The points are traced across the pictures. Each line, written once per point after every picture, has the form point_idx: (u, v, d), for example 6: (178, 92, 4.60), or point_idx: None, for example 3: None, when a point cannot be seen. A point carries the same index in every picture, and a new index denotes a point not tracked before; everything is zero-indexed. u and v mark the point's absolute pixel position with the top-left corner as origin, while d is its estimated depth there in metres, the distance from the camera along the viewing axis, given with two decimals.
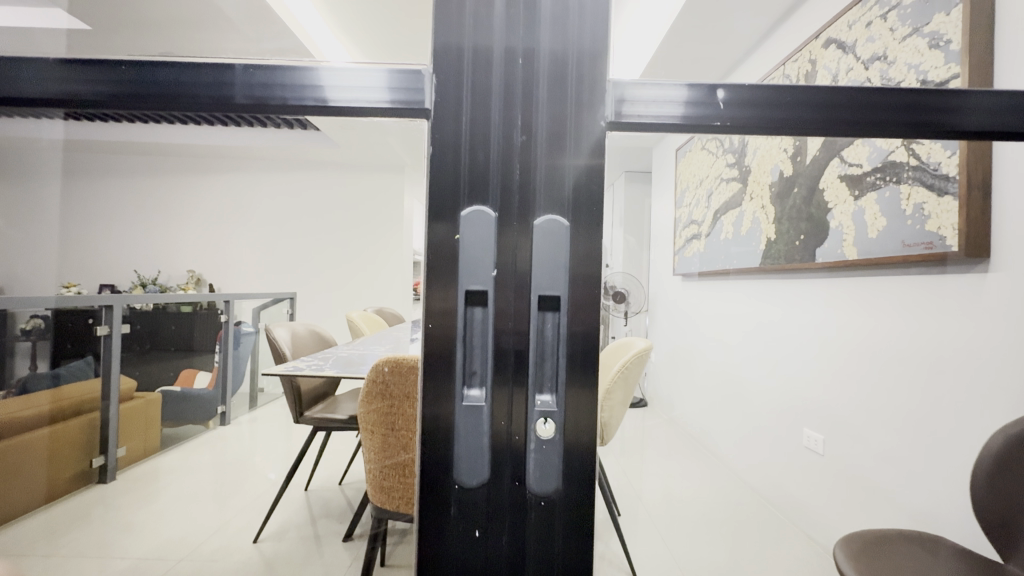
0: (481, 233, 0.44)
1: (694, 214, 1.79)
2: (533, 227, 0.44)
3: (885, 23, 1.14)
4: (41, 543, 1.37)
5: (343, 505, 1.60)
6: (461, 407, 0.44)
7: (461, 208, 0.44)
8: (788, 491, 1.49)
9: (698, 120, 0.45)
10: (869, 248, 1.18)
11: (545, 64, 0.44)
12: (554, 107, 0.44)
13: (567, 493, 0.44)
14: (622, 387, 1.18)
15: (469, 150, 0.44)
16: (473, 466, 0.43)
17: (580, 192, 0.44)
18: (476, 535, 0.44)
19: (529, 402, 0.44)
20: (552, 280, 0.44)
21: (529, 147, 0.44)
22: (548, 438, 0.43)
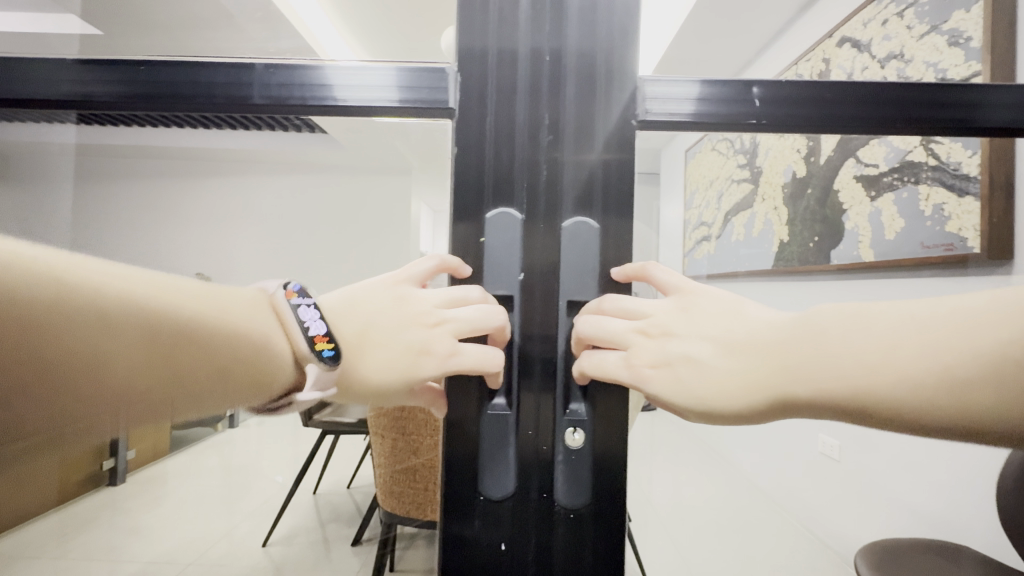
0: (506, 236, 0.43)
1: (704, 216, 1.86)
2: (559, 229, 0.43)
3: (900, 21, 1.09)
4: (52, 546, 1.39)
5: (352, 509, 1.58)
6: (487, 415, 0.43)
7: (484, 207, 0.43)
8: (803, 498, 1.47)
9: (717, 116, 0.43)
10: (885, 251, 1.16)
11: (572, 64, 0.43)
12: (579, 106, 0.43)
13: (598, 506, 0.43)
14: None
15: (494, 150, 0.43)
16: (499, 477, 0.43)
17: (609, 187, 0.44)
18: (502, 548, 0.43)
19: (558, 411, 0.43)
20: (581, 286, 0.43)
21: (556, 148, 0.43)
22: (577, 448, 0.43)
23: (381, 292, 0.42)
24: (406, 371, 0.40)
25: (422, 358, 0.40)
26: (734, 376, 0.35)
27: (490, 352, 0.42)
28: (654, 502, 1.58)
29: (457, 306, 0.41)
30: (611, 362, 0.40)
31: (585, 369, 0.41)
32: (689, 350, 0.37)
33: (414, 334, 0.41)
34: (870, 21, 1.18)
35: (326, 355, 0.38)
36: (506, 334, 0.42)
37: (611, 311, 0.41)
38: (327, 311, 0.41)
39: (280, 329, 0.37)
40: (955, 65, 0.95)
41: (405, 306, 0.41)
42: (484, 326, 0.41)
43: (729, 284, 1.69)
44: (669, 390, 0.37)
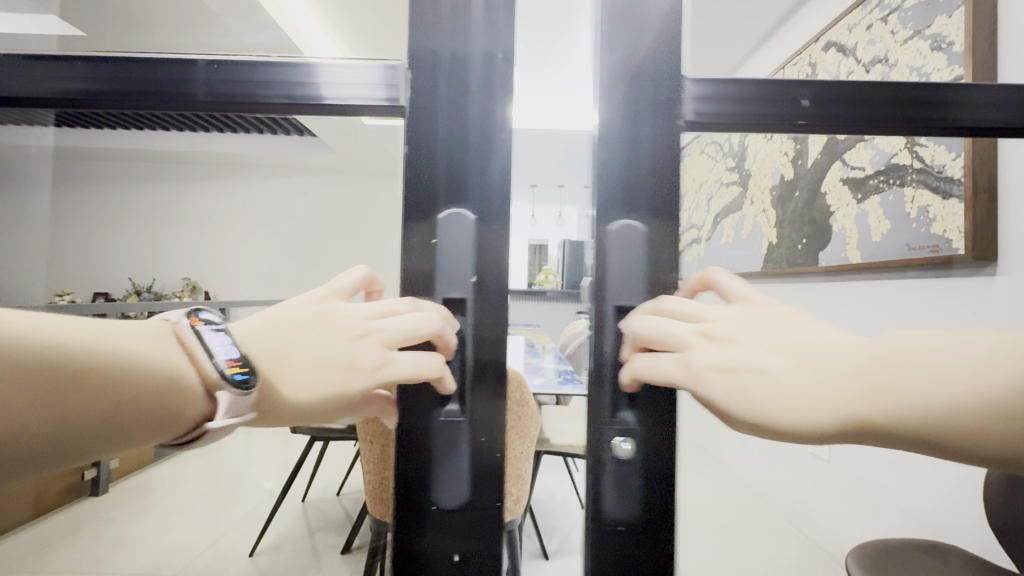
0: (459, 238, 0.42)
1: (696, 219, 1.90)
2: (504, 233, 0.43)
3: (885, 26, 1.10)
4: (32, 558, 1.35)
5: (341, 515, 1.56)
6: (440, 421, 0.42)
7: (438, 206, 0.42)
8: (792, 498, 1.48)
9: (689, 120, 0.44)
10: (871, 253, 1.18)
11: (620, 79, 0.44)
12: (625, 124, 0.43)
13: (645, 516, 0.42)
14: None
15: (444, 149, 0.43)
16: (453, 486, 0.42)
17: (655, 189, 0.44)
18: (456, 558, 0.42)
19: (605, 418, 0.42)
20: (627, 290, 0.42)
21: (501, 149, 0.43)
22: (627, 458, 0.42)
23: (302, 308, 0.38)
24: (333, 388, 0.37)
25: (351, 373, 0.37)
26: (794, 385, 0.34)
27: (427, 358, 0.40)
28: None
29: (386, 316, 0.39)
30: (665, 366, 0.39)
31: (635, 372, 0.41)
32: (755, 361, 0.35)
33: (340, 348, 0.37)
34: (855, 27, 1.19)
35: (238, 379, 0.34)
36: (447, 338, 0.41)
37: (670, 311, 0.40)
38: (242, 338, 0.37)
39: (187, 358, 0.34)
40: (938, 69, 0.97)
41: (330, 320, 0.37)
42: (416, 333, 0.39)
43: None
44: (730, 400, 0.36)
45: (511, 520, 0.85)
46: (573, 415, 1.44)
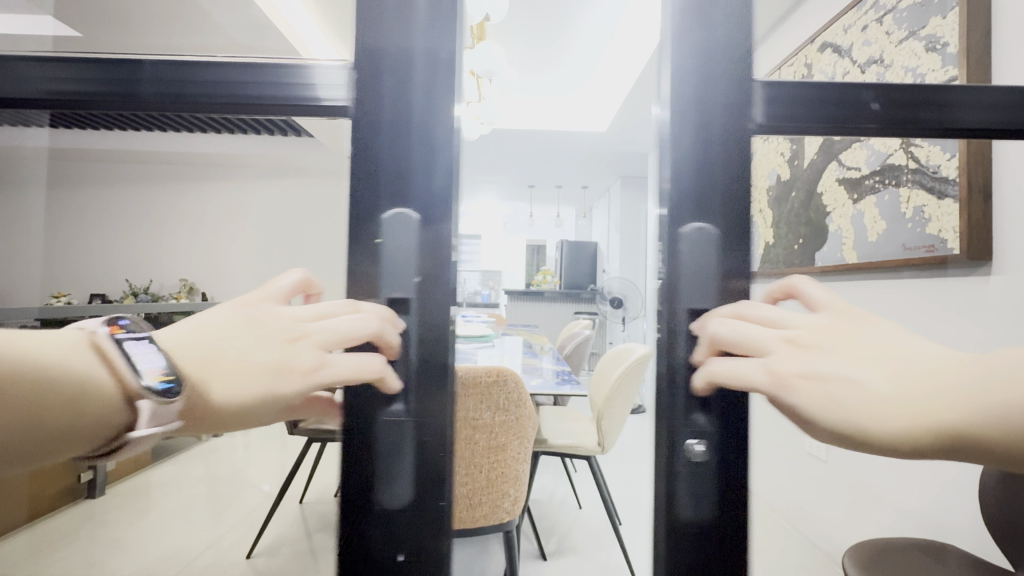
0: (403, 241, 0.36)
1: None
2: (449, 239, 0.36)
3: (880, 27, 1.11)
4: (26, 561, 1.34)
5: None
6: (382, 421, 0.35)
7: (380, 208, 0.36)
8: None
9: (735, 121, 0.35)
10: (868, 254, 1.16)
11: (701, 59, 0.35)
12: (699, 112, 0.35)
13: (719, 514, 0.35)
14: (621, 398, 1.14)
15: (386, 151, 0.37)
16: (396, 489, 0.35)
17: (726, 190, 0.36)
18: (401, 561, 0.35)
19: (678, 415, 0.34)
20: (701, 292, 0.35)
21: (443, 148, 0.37)
22: (700, 463, 0.34)
23: (226, 315, 0.29)
24: (266, 394, 0.29)
25: (285, 379, 0.30)
26: (894, 400, 0.29)
27: (366, 358, 0.33)
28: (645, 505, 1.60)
29: (327, 314, 0.32)
30: (749, 372, 0.32)
31: (713, 375, 0.34)
32: (846, 370, 0.29)
33: (272, 354, 0.29)
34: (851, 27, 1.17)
35: (164, 389, 0.26)
36: (389, 339, 0.35)
37: (754, 315, 0.33)
38: (167, 345, 0.28)
39: (105, 363, 0.25)
40: (933, 70, 0.97)
41: (261, 325, 0.29)
42: (353, 334, 0.33)
43: None
44: (815, 410, 0.30)
45: (511, 521, 0.85)
46: (572, 416, 1.43)
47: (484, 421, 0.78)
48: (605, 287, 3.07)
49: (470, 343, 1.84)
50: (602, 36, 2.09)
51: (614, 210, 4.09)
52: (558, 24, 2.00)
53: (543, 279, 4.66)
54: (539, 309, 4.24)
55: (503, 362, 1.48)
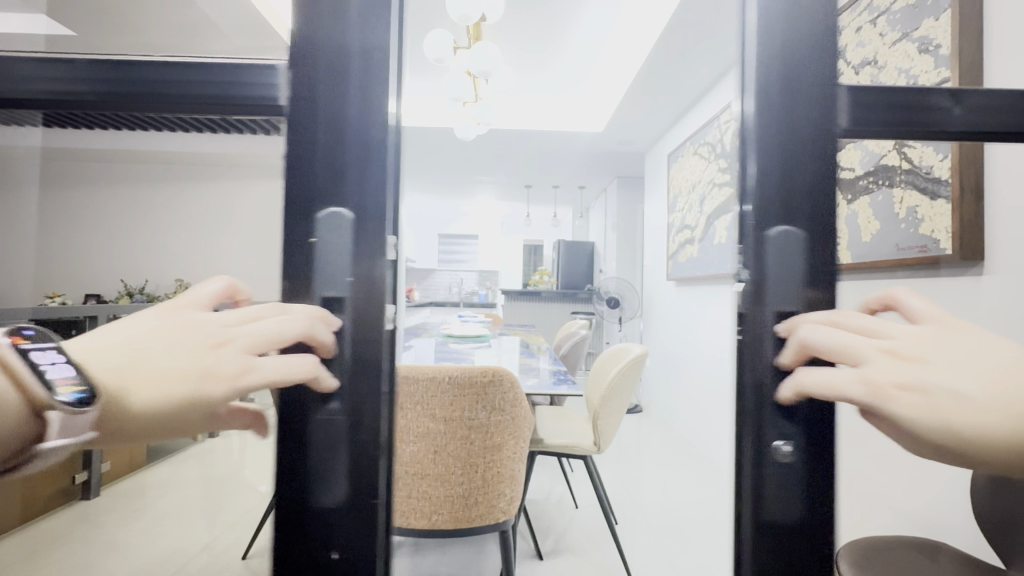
0: (338, 241, 0.33)
1: (689, 222, 2.21)
2: (384, 241, 0.34)
3: (873, 29, 1.11)
4: (19, 564, 1.33)
5: None
6: (318, 419, 0.33)
7: (314, 207, 0.34)
8: None
9: (824, 124, 0.34)
10: (862, 254, 1.18)
11: (790, 44, 0.34)
12: (786, 110, 0.34)
13: (810, 524, 0.33)
14: (617, 396, 1.14)
15: (321, 149, 0.34)
16: (329, 485, 0.33)
17: (814, 196, 0.34)
18: (332, 563, 0.33)
19: (765, 417, 0.33)
20: (785, 293, 0.33)
21: (378, 147, 0.34)
22: (785, 466, 0.33)
23: (141, 318, 0.27)
24: (185, 402, 0.26)
25: (204, 384, 0.27)
26: (1004, 413, 0.27)
27: (296, 360, 0.30)
28: (642, 506, 1.60)
29: (254, 315, 0.30)
30: (846, 386, 0.29)
31: (802, 385, 0.31)
32: (947, 383, 0.27)
33: (185, 358, 0.27)
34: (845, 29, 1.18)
35: (76, 399, 0.23)
36: (320, 339, 0.32)
37: (851, 326, 0.30)
38: (77, 355, 0.25)
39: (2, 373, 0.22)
40: (926, 71, 0.97)
41: (187, 328, 0.27)
42: (279, 335, 0.29)
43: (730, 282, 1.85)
44: (921, 424, 0.27)
45: (506, 521, 0.85)
46: (567, 416, 1.43)
47: (480, 421, 0.78)
48: (602, 286, 3.07)
49: (467, 343, 1.83)
50: (598, 35, 2.09)
51: (610, 209, 4.10)
52: (555, 23, 2.00)
53: (540, 278, 4.68)
54: (536, 308, 4.25)
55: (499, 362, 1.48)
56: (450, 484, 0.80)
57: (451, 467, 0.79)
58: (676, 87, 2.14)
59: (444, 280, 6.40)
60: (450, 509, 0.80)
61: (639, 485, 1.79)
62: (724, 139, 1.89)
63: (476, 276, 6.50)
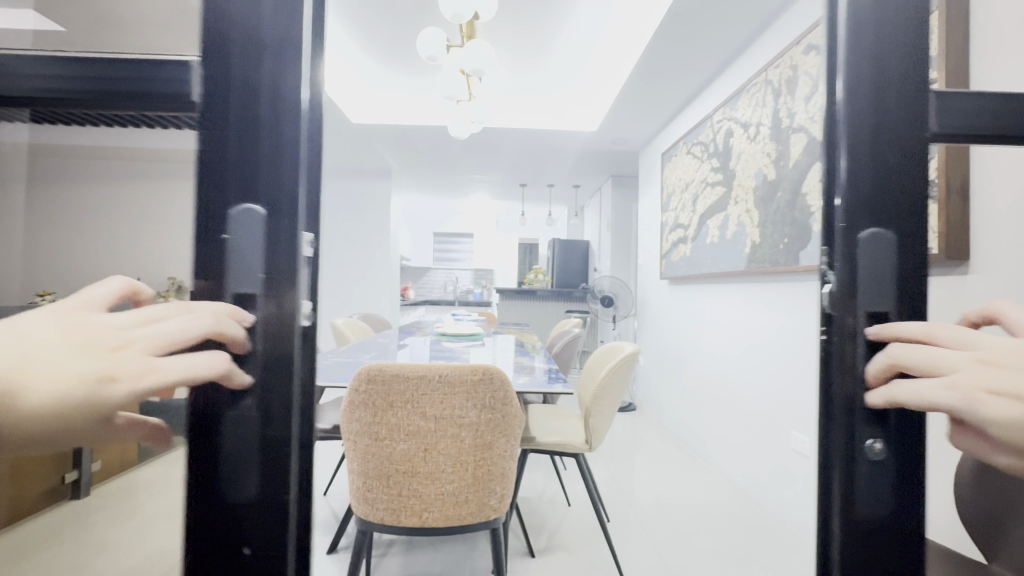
0: (251, 235, 0.31)
1: (682, 221, 2.22)
2: (299, 238, 0.32)
3: None
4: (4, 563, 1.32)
5: (328, 515, 1.56)
6: (230, 416, 0.30)
7: (228, 203, 0.32)
8: (775, 495, 1.51)
9: (914, 123, 0.30)
10: None
11: (883, 29, 0.30)
12: (875, 110, 0.30)
13: (895, 528, 0.29)
14: (611, 392, 1.14)
15: (234, 145, 0.32)
16: (241, 475, 0.31)
17: (901, 205, 0.30)
18: (247, 550, 0.31)
19: (853, 417, 0.29)
20: (874, 299, 0.29)
21: (293, 139, 0.33)
22: (877, 466, 0.29)
23: (29, 322, 0.24)
24: (78, 399, 0.24)
25: (104, 387, 0.24)
26: None
27: (204, 359, 0.28)
28: (635, 504, 1.62)
29: (155, 319, 0.27)
30: (936, 394, 0.27)
31: (897, 394, 0.28)
32: None
33: (79, 361, 0.24)
34: None
35: None
36: (230, 334, 0.29)
37: (946, 337, 0.27)
38: None
39: None
40: None
41: (76, 333, 0.25)
42: (182, 334, 0.27)
43: (723, 282, 1.86)
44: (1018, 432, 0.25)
45: (497, 518, 0.85)
46: (559, 415, 1.43)
47: (470, 419, 0.78)
48: (596, 285, 3.08)
49: (460, 341, 1.83)
50: (593, 34, 2.09)
51: (605, 208, 4.11)
52: (549, 22, 2.00)
53: (534, 277, 4.70)
54: (530, 307, 4.26)
55: (493, 361, 1.48)
56: (440, 482, 0.80)
57: (441, 465, 0.79)
58: (669, 87, 2.15)
59: (440, 278, 6.41)
60: (440, 507, 0.81)
61: (631, 483, 1.79)
62: (717, 139, 1.89)
63: (470, 275, 6.51)
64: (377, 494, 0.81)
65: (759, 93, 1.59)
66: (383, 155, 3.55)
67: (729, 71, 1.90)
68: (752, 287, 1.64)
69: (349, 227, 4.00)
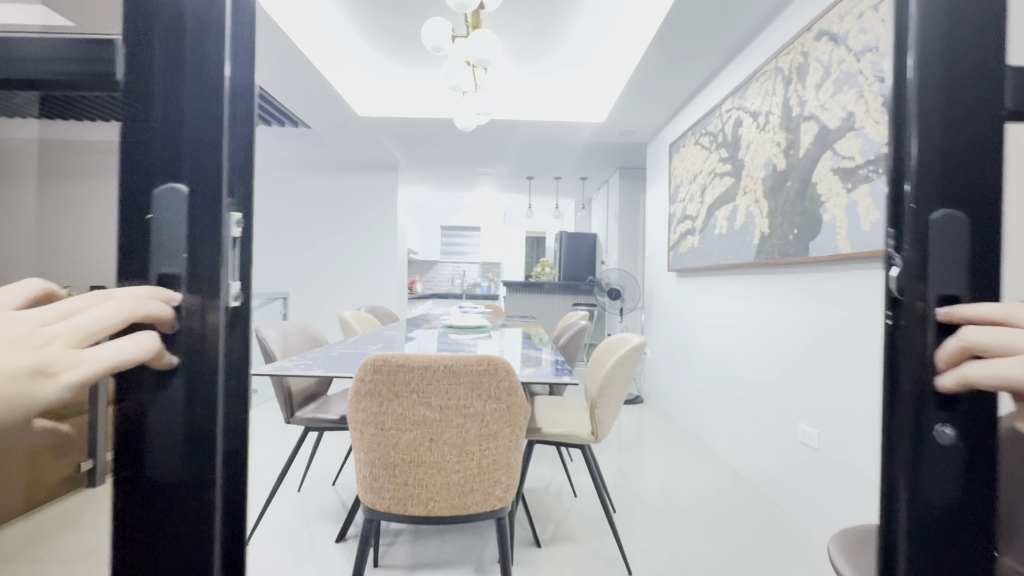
0: (173, 210, 0.32)
1: (691, 213, 2.20)
2: (224, 215, 0.33)
3: (875, 15, 1.10)
4: None
5: (337, 505, 1.58)
6: (157, 401, 0.31)
7: (154, 179, 0.32)
8: (784, 488, 1.49)
9: (987, 98, 0.30)
10: (859, 242, 1.15)
11: (956, 13, 0.30)
12: (946, 84, 0.30)
13: (962, 514, 0.30)
14: (616, 385, 1.14)
15: (162, 124, 0.32)
16: (166, 466, 0.32)
17: (967, 182, 0.30)
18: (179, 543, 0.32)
19: (920, 402, 0.30)
20: (947, 276, 0.29)
21: (213, 112, 0.33)
22: (946, 453, 0.30)
23: None
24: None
25: (38, 379, 0.26)
26: None
27: (130, 342, 0.30)
28: (641, 496, 1.62)
29: (74, 313, 0.29)
30: (1014, 368, 0.28)
31: (967, 372, 0.29)
32: None
33: (10, 357, 0.26)
34: (847, 15, 1.19)
35: None
36: (152, 313, 0.30)
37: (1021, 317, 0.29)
38: None
39: None
40: None
41: None
42: (103, 321, 0.29)
43: (732, 274, 1.84)
44: None
45: (502, 508, 0.86)
46: (565, 406, 1.44)
47: (474, 409, 0.79)
48: (603, 277, 3.07)
49: (467, 333, 1.84)
50: (600, 23, 2.06)
51: (613, 200, 4.08)
52: (555, 11, 1.97)
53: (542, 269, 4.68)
54: (538, 300, 4.25)
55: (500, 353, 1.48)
56: (445, 471, 0.80)
57: (446, 455, 0.80)
58: (677, 76, 2.13)
59: (447, 271, 6.41)
60: (446, 496, 0.81)
61: (637, 475, 1.80)
62: (725, 130, 1.87)
63: (478, 268, 6.49)
64: (384, 483, 0.82)
65: (767, 82, 1.58)
66: (389, 148, 3.55)
67: (738, 60, 1.87)
68: (761, 278, 1.62)
69: (356, 221, 4.01)
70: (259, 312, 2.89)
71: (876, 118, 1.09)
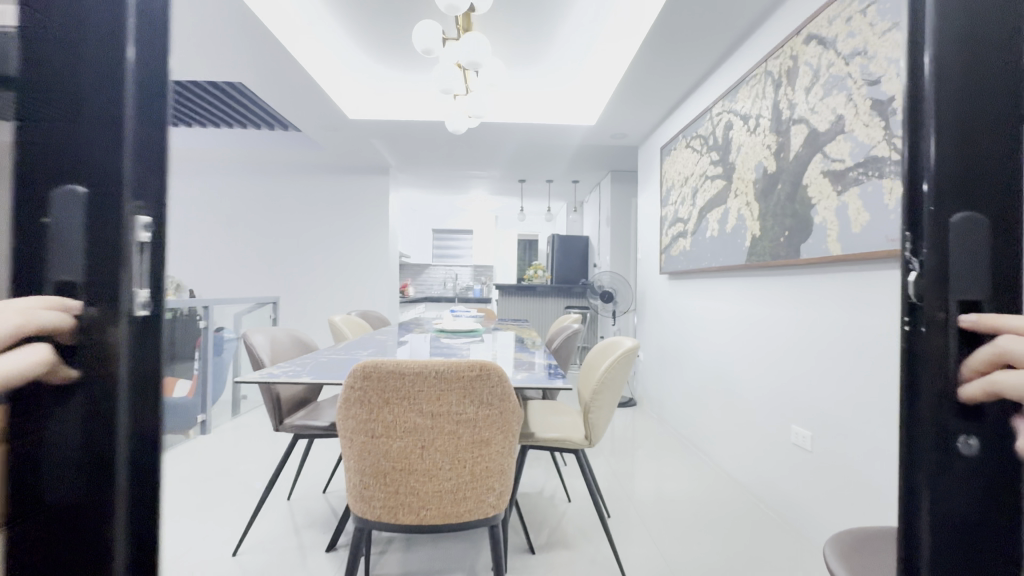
0: (70, 213, 0.21)
1: (682, 216, 2.21)
2: (132, 221, 0.23)
3: (864, 18, 1.11)
4: None
5: (328, 513, 1.55)
6: (50, 460, 0.21)
7: (45, 185, 0.21)
8: (779, 491, 1.49)
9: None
10: (851, 244, 1.15)
11: None
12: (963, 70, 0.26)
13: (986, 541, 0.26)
14: (609, 390, 1.13)
15: (50, 103, 0.21)
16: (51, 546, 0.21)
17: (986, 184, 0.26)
18: None
19: (937, 412, 0.27)
20: (971, 278, 0.25)
21: (119, 86, 0.22)
22: (968, 470, 0.26)
23: None
24: None
25: None
26: None
27: (19, 357, 0.19)
28: (636, 500, 1.61)
29: None
30: None
31: (999, 379, 0.25)
32: None
33: None
34: (837, 18, 1.20)
35: None
36: (50, 324, 0.20)
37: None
38: None
39: None
40: None
41: None
42: None
43: (724, 277, 1.85)
44: None
45: (495, 515, 0.84)
46: (560, 410, 1.43)
47: (467, 416, 0.77)
48: (595, 280, 3.08)
49: (459, 337, 1.83)
50: (591, 26, 2.06)
51: (605, 203, 4.11)
52: (546, 14, 1.98)
53: (534, 273, 4.68)
54: (531, 303, 4.24)
55: (493, 357, 1.47)
56: (437, 479, 0.79)
57: (438, 462, 0.79)
58: (667, 80, 2.13)
59: (439, 275, 6.40)
60: (438, 504, 0.80)
61: (631, 479, 1.79)
62: (716, 132, 1.88)
63: (470, 271, 6.47)
64: (375, 492, 0.80)
65: (757, 86, 1.59)
66: (380, 151, 3.54)
67: (727, 64, 1.89)
68: (754, 281, 1.63)
69: (347, 224, 3.99)
70: (248, 317, 2.85)
71: (865, 121, 1.09)
